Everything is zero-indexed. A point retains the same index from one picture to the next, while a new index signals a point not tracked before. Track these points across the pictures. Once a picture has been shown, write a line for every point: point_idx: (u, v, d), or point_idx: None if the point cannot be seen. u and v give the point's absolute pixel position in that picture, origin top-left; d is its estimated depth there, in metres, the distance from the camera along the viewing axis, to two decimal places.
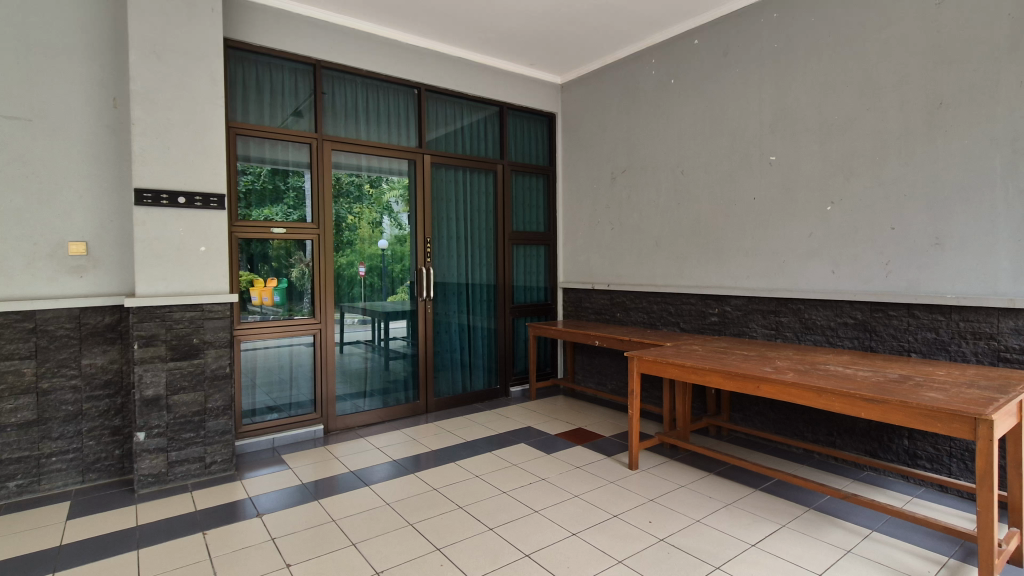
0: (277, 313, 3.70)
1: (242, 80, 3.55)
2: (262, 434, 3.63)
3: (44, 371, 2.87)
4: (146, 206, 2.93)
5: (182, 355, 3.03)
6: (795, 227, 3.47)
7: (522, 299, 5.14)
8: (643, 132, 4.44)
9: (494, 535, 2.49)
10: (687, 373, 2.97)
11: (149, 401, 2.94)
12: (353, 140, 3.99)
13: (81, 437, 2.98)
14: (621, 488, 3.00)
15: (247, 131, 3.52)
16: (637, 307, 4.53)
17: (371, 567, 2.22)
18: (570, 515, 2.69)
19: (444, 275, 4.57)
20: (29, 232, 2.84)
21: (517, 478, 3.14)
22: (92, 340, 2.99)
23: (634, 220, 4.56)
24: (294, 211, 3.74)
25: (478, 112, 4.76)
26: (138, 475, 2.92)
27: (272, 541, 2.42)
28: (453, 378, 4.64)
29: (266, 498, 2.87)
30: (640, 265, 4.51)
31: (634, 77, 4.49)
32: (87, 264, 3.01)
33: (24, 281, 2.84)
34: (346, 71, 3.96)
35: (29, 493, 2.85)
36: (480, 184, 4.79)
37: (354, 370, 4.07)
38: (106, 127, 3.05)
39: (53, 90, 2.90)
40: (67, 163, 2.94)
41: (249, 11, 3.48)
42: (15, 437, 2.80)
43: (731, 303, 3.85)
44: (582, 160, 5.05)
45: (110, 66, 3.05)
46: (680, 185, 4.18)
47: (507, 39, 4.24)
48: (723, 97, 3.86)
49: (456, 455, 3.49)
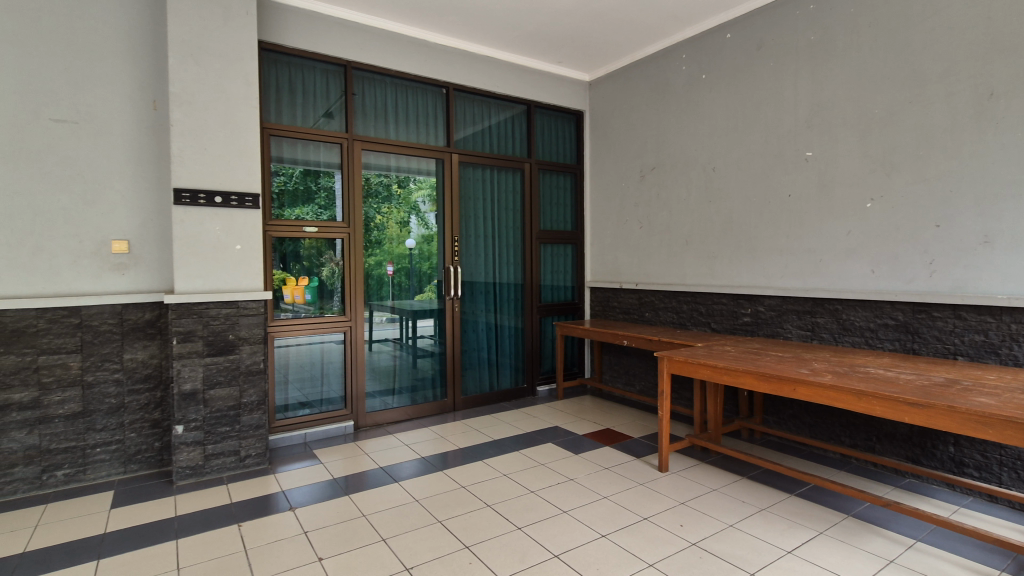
0: (308, 311, 3.76)
1: (276, 82, 3.62)
2: (294, 429, 3.69)
3: (88, 365, 2.98)
4: (184, 206, 3.01)
5: (217, 351, 3.11)
6: (834, 225, 3.35)
7: (549, 298, 5.11)
8: (672, 129, 4.37)
9: (521, 535, 2.47)
10: (719, 374, 2.90)
11: (187, 395, 3.02)
12: (382, 140, 4.03)
13: (123, 429, 3.08)
14: (651, 491, 2.95)
15: (281, 132, 3.59)
16: (666, 307, 4.45)
17: (400, 563, 2.23)
18: (599, 516, 2.65)
19: (472, 274, 4.58)
20: (76, 231, 2.96)
21: (545, 478, 3.11)
22: (133, 335, 3.09)
23: (663, 218, 4.49)
24: (325, 211, 3.80)
25: (505, 111, 4.75)
26: (176, 467, 3.00)
27: (304, 535, 2.45)
28: (480, 377, 4.65)
29: (298, 492, 2.92)
30: (669, 264, 4.44)
31: (664, 73, 4.42)
32: (129, 262, 3.11)
33: (70, 279, 2.95)
34: (376, 71, 4.01)
35: (75, 482, 2.96)
36: (508, 182, 4.78)
37: (383, 367, 4.11)
38: (147, 129, 3.15)
39: (97, 93, 3.00)
40: (110, 164, 3.04)
41: (283, 14, 3.55)
42: (62, 428, 2.91)
43: (764, 303, 3.75)
44: (610, 158, 5.00)
45: (150, 69, 3.15)
46: (711, 182, 4.10)
47: (534, 37, 4.22)
48: (757, 92, 3.76)
49: (483, 453, 3.49)
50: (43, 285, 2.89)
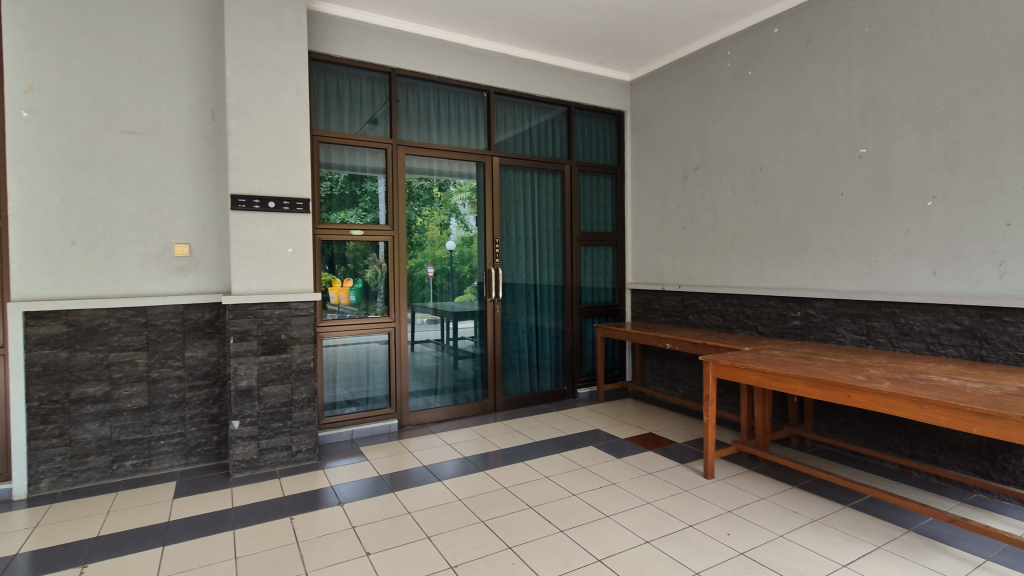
0: (353, 312, 3.86)
1: (324, 91, 3.74)
2: (342, 426, 3.80)
3: (153, 362, 3.15)
4: (240, 211, 3.15)
5: (270, 350, 3.23)
6: (892, 223, 3.19)
7: (589, 300, 5.08)
8: (717, 127, 4.27)
9: (564, 538, 2.46)
10: (767, 379, 2.80)
11: (243, 391, 3.16)
12: (424, 144, 4.10)
13: (184, 423, 3.24)
14: (695, 497, 2.88)
15: (329, 139, 3.72)
16: (710, 309, 4.35)
17: (445, 561, 2.27)
18: (642, 521, 2.62)
19: (512, 275, 4.60)
20: (143, 235, 3.14)
21: (587, 481, 3.09)
22: (194, 334, 3.25)
23: (708, 218, 4.39)
24: (368, 214, 3.90)
25: (546, 113, 4.75)
26: (233, 460, 3.14)
27: (352, 530, 2.52)
28: (520, 378, 4.66)
29: (345, 487, 3.00)
30: (714, 266, 4.33)
31: (708, 71, 4.33)
32: (190, 264, 3.28)
33: (138, 280, 3.14)
34: (419, 77, 4.09)
35: (141, 472, 3.15)
36: (548, 184, 4.79)
37: (426, 367, 4.19)
38: (206, 138, 3.31)
39: (162, 106, 3.19)
40: (174, 172, 3.22)
41: (331, 24, 3.68)
42: (130, 421, 3.10)
43: (815, 306, 3.61)
44: (652, 158, 4.93)
45: (209, 81, 3.31)
46: (758, 181, 3.98)
47: (574, 38, 4.21)
48: (807, 87, 3.63)
49: (524, 455, 3.50)
50: (114, 286, 3.08)
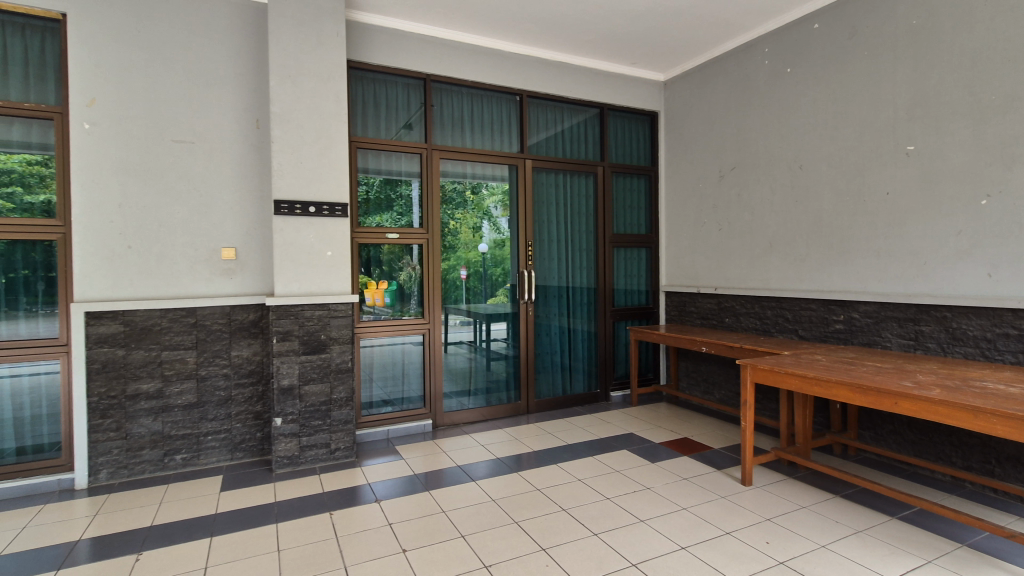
0: (388, 313, 3.95)
1: (362, 98, 3.85)
2: (378, 425, 3.89)
3: (202, 360, 3.30)
4: (283, 215, 3.27)
5: (311, 350, 3.34)
6: (942, 223, 3.06)
7: (622, 303, 5.04)
8: (754, 126, 4.18)
9: (598, 542, 2.45)
10: (808, 385, 2.73)
11: (285, 389, 3.27)
12: (458, 148, 4.16)
13: (230, 420, 3.38)
14: (733, 505, 2.83)
15: (367, 145, 3.82)
16: (748, 313, 4.25)
17: (480, 560, 2.29)
18: (678, 527, 2.59)
19: (545, 278, 4.61)
20: (192, 239, 3.29)
21: (621, 485, 3.07)
22: (239, 334, 3.39)
23: (745, 219, 4.29)
24: (402, 217, 3.98)
25: (578, 115, 4.75)
26: (275, 456, 3.25)
27: (389, 526, 2.58)
28: (553, 380, 4.66)
29: (382, 485, 3.07)
30: (752, 268, 4.24)
31: (745, 69, 4.25)
32: (236, 267, 3.42)
33: (188, 282, 3.30)
34: (454, 83, 4.15)
35: (190, 465, 3.29)
36: (581, 186, 4.78)
37: (459, 369, 4.24)
38: (251, 146, 3.45)
39: (211, 116, 3.34)
40: (221, 179, 3.36)
41: (369, 33, 3.77)
42: (180, 417, 3.25)
43: (859, 309, 3.48)
44: (687, 159, 4.85)
45: (254, 91, 3.45)
46: (798, 181, 3.88)
47: (606, 40, 4.20)
48: (850, 84, 3.51)
49: (557, 457, 3.50)
50: (166, 288, 3.24)
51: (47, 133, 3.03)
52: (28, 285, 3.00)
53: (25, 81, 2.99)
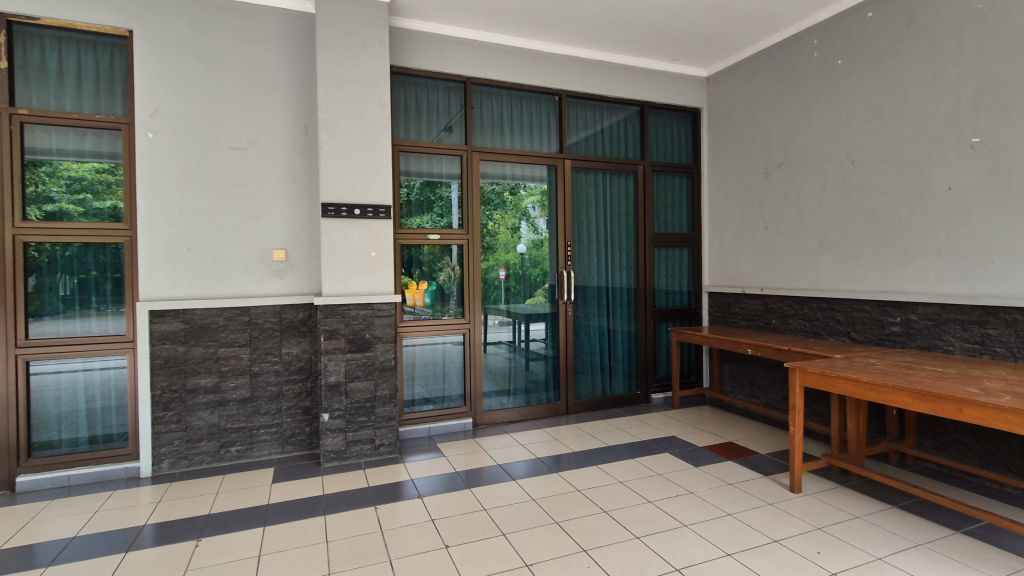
0: (428, 313, 4.01)
1: (404, 102, 3.93)
2: (420, 423, 3.97)
3: (255, 357, 3.45)
4: (330, 218, 3.38)
5: (356, 348, 3.44)
6: (1011, 219, 2.87)
7: (664, 303, 4.95)
8: (803, 121, 4.04)
9: (640, 545, 2.42)
10: (862, 390, 2.61)
11: (333, 386, 3.38)
12: (498, 149, 4.19)
13: (281, 414, 3.52)
14: (781, 512, 2.74)
15: (409, 148, 3.90)
16: (796, 314, 4.11)
17: (521, 559, 2.30)
18: (723, 533, 2.53)
19: (584, 278, 4.59)
20: (246, 241, 3.45)
21: (663, 488, 3.02)
22: (289, 332, 3.52)
23: (793, 217, 4.15)
24: (442, 219, 4.04)
25: (618, 114, 4.70)
26: (323, 450, 3.36)
27: (431, 522, 2.63)
28: (592, 381, 4.63)
29: (424, 481, 3.12)
30: (800, 268, 4.09)
31: (792, 61, 4.11)
32: (286, 268, 3.55)
33: (242, 283, 3.45)
34: (493, 84, 4.19)
35: (244, 457, 3.44)
36: (621, 185, 4.73)
37: (499, 369, 4.27)
38: (300, 151, 3.58)
39: (262, 124, 3.48)
40: (271, 183, 3.50)
41: (411, 39, 3.85)
42: (235, 410, 3.40)
43: (917, 310, 3.31)
44: (730, 156, 4.73)
45: (303, 99, 3.58)
46: (850, 176, 3.72)
47: (647, 36, 4.14)
48: (908, 74, 3.34)
49: (597, 458, 3.48)
50: (222, 288, 3.40)
51: (115, 143, 3.24)
52: (98, 284, 3.21)
53: (97, 95, 3.21)
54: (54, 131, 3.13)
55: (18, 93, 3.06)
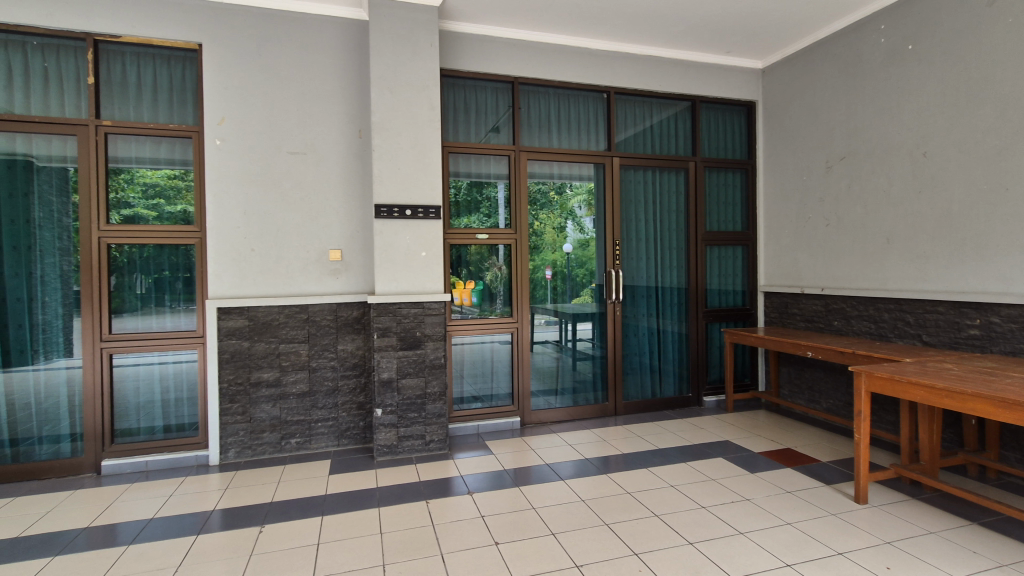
0: (475, 312, 4.06)
1: (453, 103, 3.99)
2: (468, 420, 4.02)
3: (313, 353, 3.59)
4: (383, 219, 3.47)
5: (408, 345, 3.52)
6: None
7: (716, 303, 4.80)
8: (868, 111, 3.82)
9: (693, 551, 2.36)
10: (936, 397, 2.45)
11: (385, 382, 3.47)
12: (546, 149, 4.19)
13: (337, 409, 3.65)
14: (845, 523, 2.60)
15: (458, 149, 3.96)
16: (860, 315, 3.89)
17: (570, 559, 2.29)
18: (782, 542, 2.43)
19: (633, 278, 4.52)
20: (304, 242, 3.59)
21: (717, 494, 2.93)
22: (345, 329, 3.65)
23: (856, 213, 3.93)
24: (488, 219, 4.07)
25: (668, 109, 4.60)
26: (377, 444, 3.46)
27: (481, 518, 2.66)
28: (642, 383, 4.55)
29: (473, 478, 3.17)
30: (865, 267, 3.87)
31: (856, 49, 3.89)
32: (342, 267, 3.68)
33: (301, 281, 3.60)
34: (541, 84, 4.19)
35: (303, 449, 3.59)
36: (671, 182, 4.62)
37: (546, 368, 4.26)
38: (354, 155, 3.70)
39: (319, 129, 3.62)
40: (327, 186, 3.64)
41: (460, 41, 3.90)
42: (295, 404, 3.56)
43: (999, 313, 3.06)
44: (788, 150, 4.53)
45: (357, 104, 3.70)
46: (921, 169, 3.49)
47: (698, 29, 4.03)
48: (988, 57, 3.10)
49: (647, 461, 3.42)
50: (283, 286, 3.56)
51: (186, 150, 3.44)
52: (171, 284, 3.43)
53: (170, 105, 3.42)
54: (134, 140, 3.37)
55: (103, 106, 3.32)
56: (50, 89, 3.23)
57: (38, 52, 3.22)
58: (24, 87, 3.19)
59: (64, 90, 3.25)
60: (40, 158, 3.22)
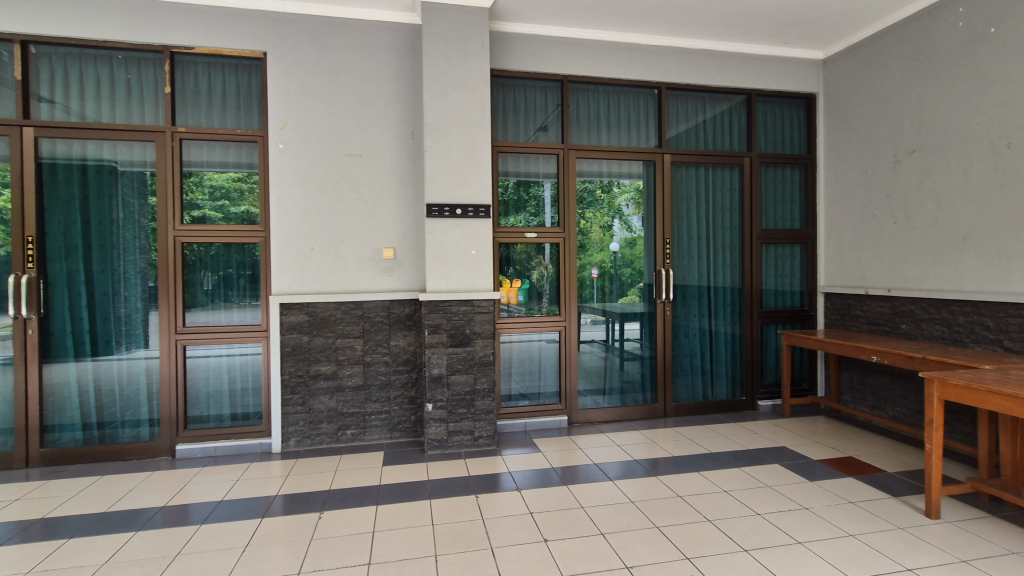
0: (521, 311, 4.08)
1: (502, 103, 4.03)
2: (515, 418, 4.05)
3: (368, 347, 3.71)
4: (434, 218, 3.54)
5: (458, 342, 3.58)
6: None
7: (772, 304, 4.63)
8: (943, 100, 3.58)
9: (748, 558, 2.30)
10: (1019, 408, 2.27)
11: (436, 378, 3.55)
12: (595, 147, 4.16)
13: (389, 403, 3.76)
14: (915, 538, 2.46)
15: (507, 148, 3.99)
16: (932, 318, 3.66)
17: (621, 560, 2.27)
18: (844, 554, 2.32)
19: (684, 277, 4.43)
20: (360, 241, 3.72)
21: (773, 501, 2.84)
22: (397, 326, 3.76)
23: (928, 209, 3.70)
24: (535, 218, 4.08)
25: (721, 104, 4.47)
26: (428, 438, 3.54)
27: (529, 515, 2.67)
28: (692, 384, 4.45)
29: (520, 475, 3.19)
30: (938, 267, 3.64)
31: (930, 35, 3.65)
32: (395, 265, 3.78)
33: (356, 279, 3.73)
34: (590, 81, 4.16)
35: (358, 440, 3.72)
36: (725, 179, 4.49)
37: (594, 368, 4.24)
38: (407, 156, 3.79)
39: (374, 131, 3.73)
40: (381, 187, 3.75)
41: (509, 41, 3.93)
42: (350, 397, 3.69)
43: None
44: (851, 144, 4.31)
45: (410, 106, 3.79)
46: (1002, 161, 3.24)
47: (756, 20, 3.90)
48: None
49: (698, 465, 3.34)
50: (340, 283, 3.70)
51: (252, 154, 3.64)
52: (236, 280, 3.63)
53: (238, 112, 3.62)
54: (205, 145, 3.58)
55: (178, 113, 3.55)
56: (132, 99, 3.48)
57: (122, 65, 3.47)
58: (109, 97, 3.45)
59: (144, 100, 3.50)
60: (123, 163, 3.48)
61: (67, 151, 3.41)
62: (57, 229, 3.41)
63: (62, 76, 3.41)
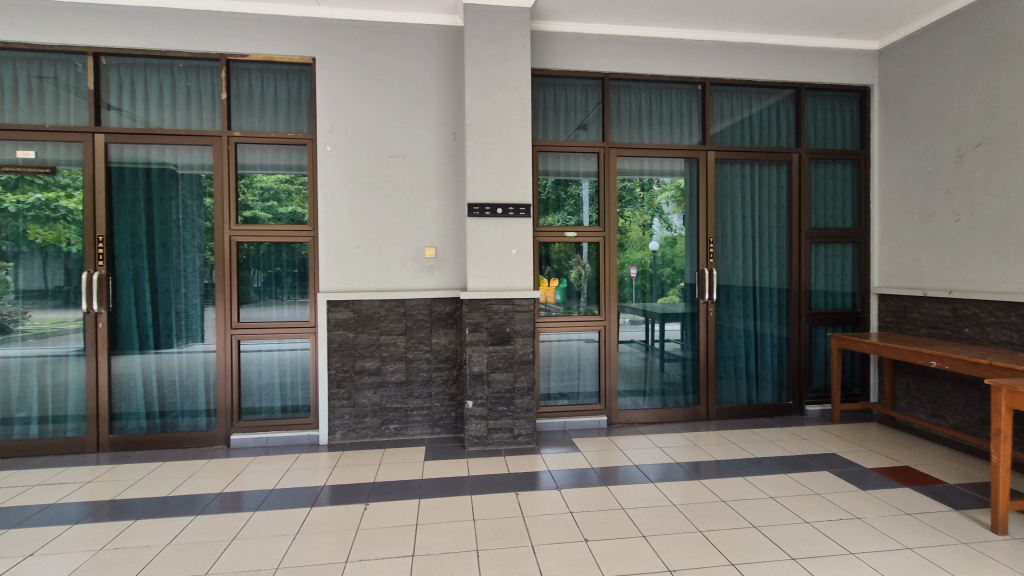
0: (559, 310, 4.08)
1: (542, 102, 4.03)
2: (554, 417, 4.05)
3: (410, 344, 3.79)
4: (475, 217, 3.58)
5: (498, 341, 3.61)
6: None
7: (821, 305, 4.46)
8: (1013, 90, 3.36)
9: (797, 567, 2.23)
10: None
11: (476, 375, 3.59)
12: (636, 145, 4.11)
13: (431, 399, 3.83)
14: (979, 554, 2.33)
15: (547, 147, 3.99)
16: (998, 322, 3.44)
17: (663, 563, 2.25)
18: (901, 567, 2.22)
19: (728, 277, 4.32)
20: (403, 240, 3.80)
21: (822, 509, 2.74)
22: (438, 324, 3.82)
23: (995, 207, 3.49)
24: (573, 216, 4.07)
25: (768, 99, 4.33)
26: (468, 435, 3.59)
27: (569, 515, 2.68)
28: (736, 387, 4.34)
29: (560, 474, 3.19)
30: (1005, 268, 3.42)
31: (999, 20, 3.43)
32: (437, 264, 3.85)
33: (399, 277, 3.81)
34: (631, 79, 4.12)
35: (400, 435, 3.81)
36: (772, 176, 4.36)
37: (634, 369, 4.20)
38: (449, 156, 3.85)
39: (416, 132, 3.80)
40: (424, 187, 3.82)
41: (550, 40, 3.93)
42: (394, 392, 3.78)
43: None
44: (910, 138, 4.11)
45: (452, 107, 3.84)
46: None
47: (806, 11, 3.76)
48: None
49: (742, 469, 3.26)
50: (384, 281, 3.79)
51: (302, 156, 3.77)
52: (286, 278, 3.77)
53: (288, 116, 3.76)
54: (259, 149, 3.74)
55: (233, 118, 3.71)
56: (191, 105, 3.67)
57: (182, 73, 3.66)
58: (171, 104, 3.65)
59: (202, 105, 3.68)
60: (182, 167, 3.67)
61: (133, 156, 3.63)
62: (124, 229, 3.63)
63: (128, 85, 3.62)
